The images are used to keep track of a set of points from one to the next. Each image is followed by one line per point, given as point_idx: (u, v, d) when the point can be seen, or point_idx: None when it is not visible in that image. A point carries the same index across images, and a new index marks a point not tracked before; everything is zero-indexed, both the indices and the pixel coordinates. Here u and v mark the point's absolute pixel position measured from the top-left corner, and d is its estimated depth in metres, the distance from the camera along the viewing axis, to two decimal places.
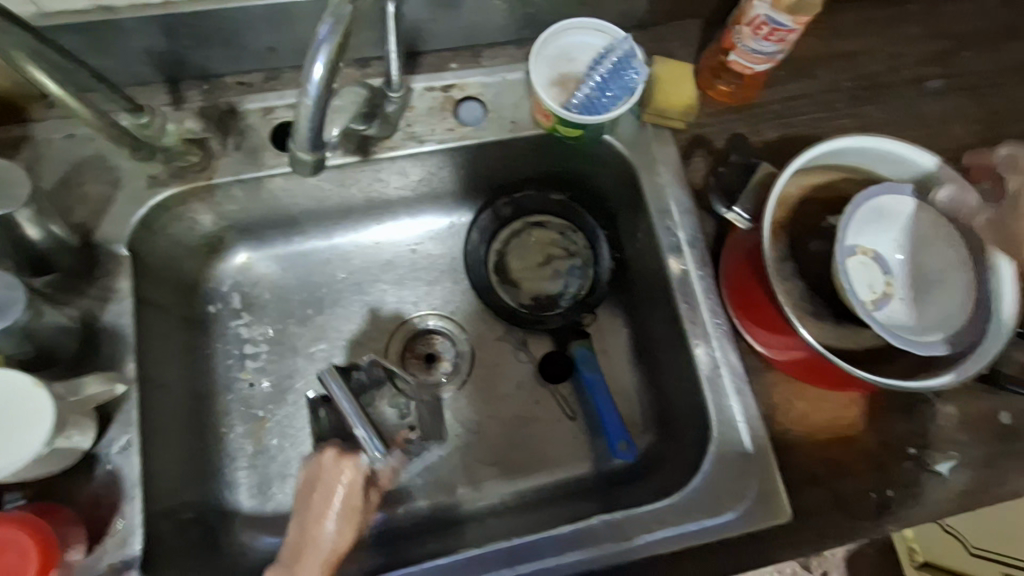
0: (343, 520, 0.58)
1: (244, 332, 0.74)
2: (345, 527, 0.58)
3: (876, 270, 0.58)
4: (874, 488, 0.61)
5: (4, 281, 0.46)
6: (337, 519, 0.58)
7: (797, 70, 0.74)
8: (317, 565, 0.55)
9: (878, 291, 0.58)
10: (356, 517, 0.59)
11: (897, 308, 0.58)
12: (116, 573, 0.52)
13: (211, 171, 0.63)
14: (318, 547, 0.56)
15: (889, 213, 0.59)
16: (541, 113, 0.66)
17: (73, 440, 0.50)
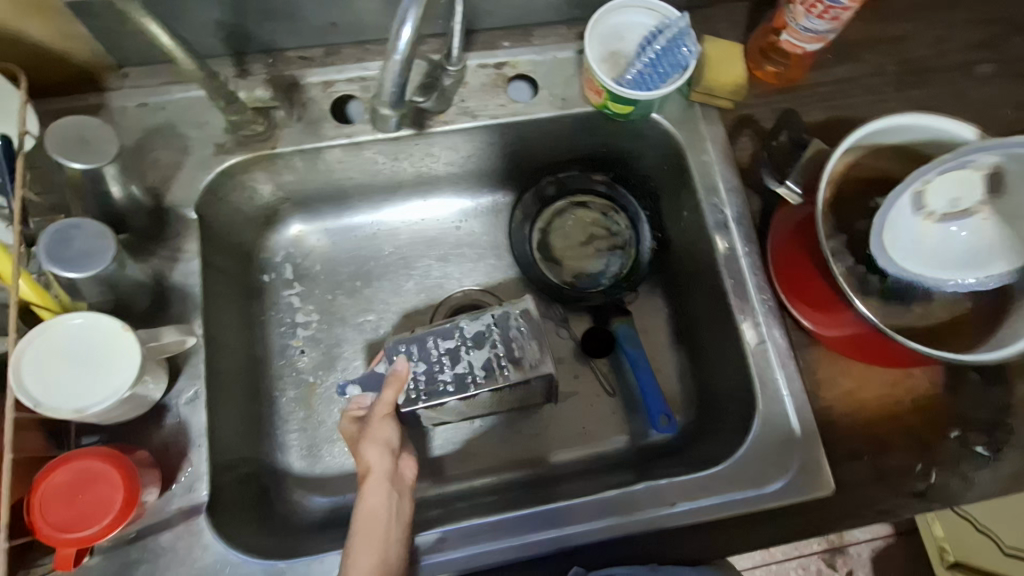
0: (380, 433, 0.58)
1: (295, 301, 0.77)
2: (384, 441, 0.58)
3: (967, 189, 0.54)
4: (920, 465, 0.61)
5: (94, 230, 0.49)
6: (375, 435, 0.58)
7: (846, 53, 0.74)
8: (382, 482, 0.55)
9: (942, 213, 0.55)
10: (389, 425, 0.59)
11: (975, 230, 0.55)
12: (185, 517, 0.55)
13: (274, 140, 0.66)
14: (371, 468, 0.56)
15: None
16: (593, 89, 0.67)
17: (148, 387, 0.53)
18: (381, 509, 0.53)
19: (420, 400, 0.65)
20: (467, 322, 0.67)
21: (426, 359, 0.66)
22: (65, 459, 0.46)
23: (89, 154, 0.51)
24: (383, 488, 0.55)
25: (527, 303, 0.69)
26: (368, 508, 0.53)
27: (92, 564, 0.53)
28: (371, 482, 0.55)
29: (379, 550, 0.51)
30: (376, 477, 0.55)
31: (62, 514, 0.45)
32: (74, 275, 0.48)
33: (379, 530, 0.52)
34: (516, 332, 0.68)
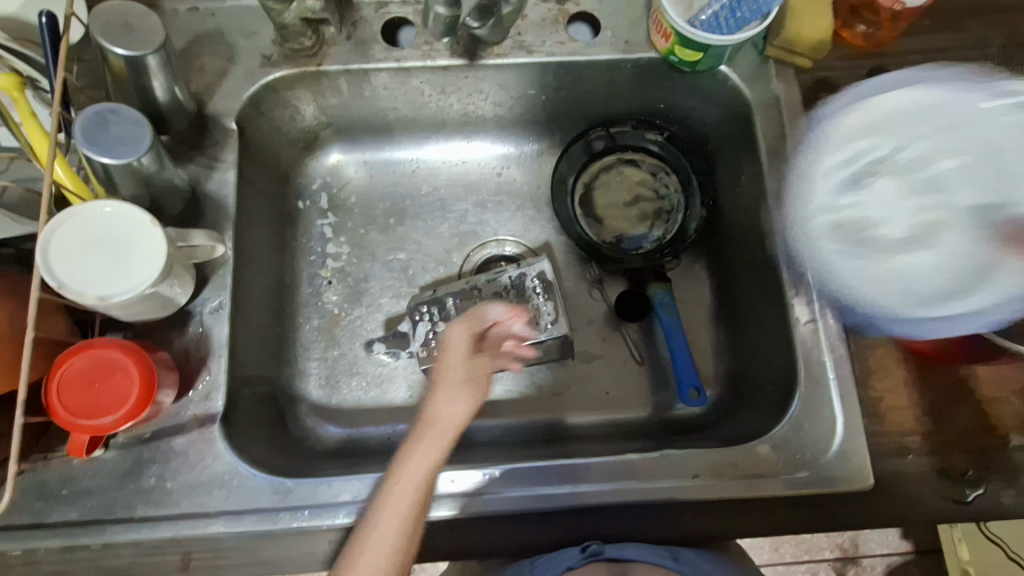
0: (459, 391, 0.54)
1: (327, 231, 0.76)
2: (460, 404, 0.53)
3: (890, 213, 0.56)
4: (971, 472, 0.56)
5: (131, 116, 0.47)
6: (451, 401, 0.53)
7: (946, 19, 0.67)
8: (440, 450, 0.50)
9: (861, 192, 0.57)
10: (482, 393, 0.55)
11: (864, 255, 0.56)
12: (200, 424, 0.55)
13: (321, 57, 0.64)
14: (429, 436, 0.51)
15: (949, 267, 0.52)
16: (660, 32, 0.62)
17: (174, 290, 0.52)
18: (423, 474, 0.49)
19: None
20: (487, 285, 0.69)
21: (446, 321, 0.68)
22: (86, 345, 0.46)
23: (133, 41, 0.49)
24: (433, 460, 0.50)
25: (542, 264, 0.69)
26: (406, 479, 0.49)
27: (108, 458, 0.53)
28: (423, 442, 0.50)
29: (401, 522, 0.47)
30: (431, 446, 0.50)
31: (79, 399, 0.45)
32: (106, 161, 0.46)
33: (410, 493, 0.48)
34: (532, 292, 0.68)
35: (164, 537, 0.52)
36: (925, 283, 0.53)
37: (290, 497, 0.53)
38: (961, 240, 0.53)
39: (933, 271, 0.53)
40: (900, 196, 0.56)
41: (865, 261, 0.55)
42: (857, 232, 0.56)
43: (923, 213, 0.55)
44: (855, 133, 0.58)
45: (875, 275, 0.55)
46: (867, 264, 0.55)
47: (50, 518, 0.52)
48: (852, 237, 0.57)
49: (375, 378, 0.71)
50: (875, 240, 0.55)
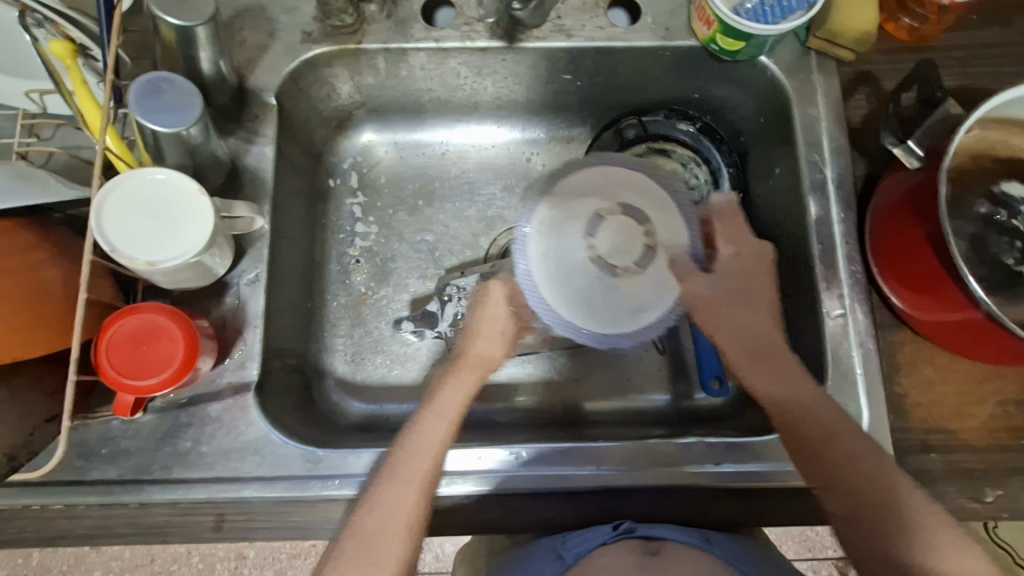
0: (484, 344, 0.58)
1: (356, 210, 0.76)
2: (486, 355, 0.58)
3: (624, 250, 0.56)
4: (996, 471, 0.56)
5: (183, 86, 0.48)
6: (483, 346, 0.58)
7: (994, 16, 0.66)
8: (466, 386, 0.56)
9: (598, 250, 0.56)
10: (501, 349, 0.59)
11: (610, 288, 0.56)
12: (235, 392, 0.56)
13: (361, 35, 0.64)
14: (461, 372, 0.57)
15: (658, 293, 0.57)
16: (703, 20, 0.62)
17: (214, 260, 0.53)
18: (451, 418, 0.54)
19: None
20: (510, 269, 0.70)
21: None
22: (134, 309, 0.47)
23: (185, 11, 0.50)
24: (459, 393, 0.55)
25: None
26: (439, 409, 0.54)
27: (147, 420, 0.55)
28: (453, 386, 0.55)
29: (424, 470, 0.51)
30: (458, 383, 0.56)
31: (126, 360, 0.46)
32: (158, 129, 0.47)
33: (434, 441, 0.52)
34: None
35: (199, 499, 0.54)
36: (626, 305, 0.56)
37: (320, 465, 0.55)
38: (657, 278, 0.57)
39: (662, 293, 0.57)
40: (613, 248, 0.56)
41: (603, 291, 0.56)
42: (586, 271, 0.56)
43: (635, 252, 0.56)
44: (568, 193, 0.59)
45: (588, 304, 0.56)
46: (554, 289, 0.56)
47: (90, 476, 0.54)
48: (584, 273, 0.56)
49: (400, 357, 0.72)
50: (563, 278, 0.56)
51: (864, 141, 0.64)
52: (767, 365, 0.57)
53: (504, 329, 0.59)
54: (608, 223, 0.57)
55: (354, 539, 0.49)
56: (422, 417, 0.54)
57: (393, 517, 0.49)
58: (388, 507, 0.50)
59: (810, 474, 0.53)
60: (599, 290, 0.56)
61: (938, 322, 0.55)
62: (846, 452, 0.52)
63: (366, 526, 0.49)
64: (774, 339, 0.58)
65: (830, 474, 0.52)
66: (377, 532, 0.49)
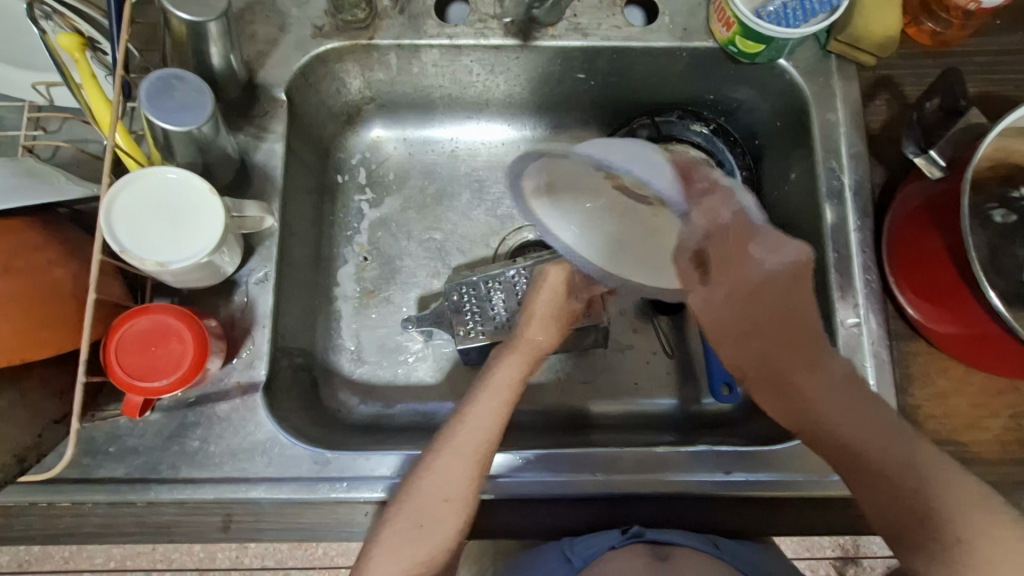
0: (541, 328, 0.60)
1: (364, 207, 0.76)
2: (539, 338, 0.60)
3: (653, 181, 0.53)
4: (1007, 485, 0.56)
5: (194, 83, 0.47)
6: (540, 326, 0.60)
7: (1019, 21, 0.64)
8: (521, 361, 0.57)
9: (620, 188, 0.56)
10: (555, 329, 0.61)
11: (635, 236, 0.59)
12: (243, 391, 0.56)
13: (373, 31, 0.63)
14: (518, 352, 0.58)
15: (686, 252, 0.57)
16: (722, 21, 0.61)
17: (224, 259, 0.53)
18: (507, 395, 0.55)
19: (477, 337, 0.67)
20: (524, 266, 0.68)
21: (484, 300, 0.68)
22: (144, 309, 0.46)
23: (196, 6, 0.49)
24: (515, 368, 0.57)
25: None
26: (498, 382, 0.55)
27: (154, 419, 0.55)
28: (507, 366, 0.57)
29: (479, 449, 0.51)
30: (514, 359, 0.57)
31: (136, 361, 0.46)
32: (168, 127, 0.46)
33: (487, 421, 0.53)
34: None
35: (207, 499, 0.54)
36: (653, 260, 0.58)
37: (329, 467, 0.54)
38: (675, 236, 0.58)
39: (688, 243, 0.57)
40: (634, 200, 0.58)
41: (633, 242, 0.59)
42: (622, 224, 0.58)
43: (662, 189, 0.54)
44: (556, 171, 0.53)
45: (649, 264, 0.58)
46: (597, 254, 0.57)
47: (97, 474, 0.53)
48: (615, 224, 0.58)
49: (407, 356, 0.72)
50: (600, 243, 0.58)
51: (882, 147, 0.63)
52: (772, 386, 0.55)
53: (556, 316, 0.61)
54: (618, 177, 0.53)
55: (410, 504, 0.50)
56: (475, 401, 0.54)
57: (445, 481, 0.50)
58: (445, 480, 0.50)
59: (852, 482, 0.50)
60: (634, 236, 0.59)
61: (954, 334, 0.54)
62: (873, 450, 0.49)
63: (406, 505, 0.50)
64: (763, 360, 0.56)
65: (863, 480, 0.49)
66: (436, 502, 0.49)
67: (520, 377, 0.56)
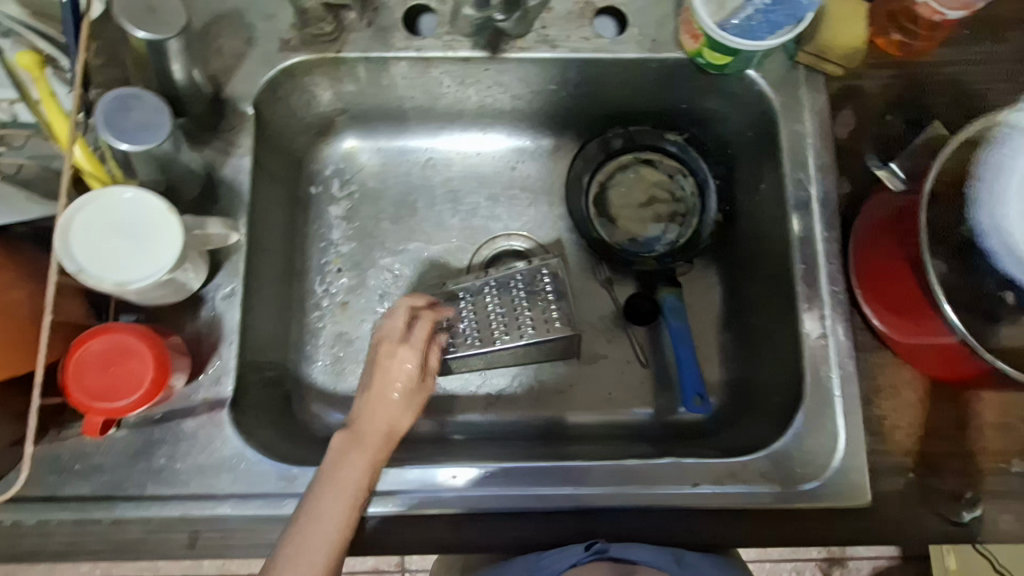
0: (394, 410, 0.56)
1: (339, 218, 0.75)
2: (392, 418, 0.55)
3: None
4: (970, 494, 0.57)
5: (152, 102, 0.47)
6: (388, 405, 0.56)
7: (986, 30, 0.64)
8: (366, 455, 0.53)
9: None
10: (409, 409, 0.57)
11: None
12: (209, 408, 0.56)
13: (340, 44, 0.63)
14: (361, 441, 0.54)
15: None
16: (690, 33, 0.61)
17: (187, 275, 0.53)
18: (350, 498, 0.51)
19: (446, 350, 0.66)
20: (494, 277, 0.68)
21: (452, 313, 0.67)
22: (104, 329, 0.46)
23: (154, 24, 0.48)
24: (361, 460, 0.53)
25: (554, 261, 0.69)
26: (343, 479, 0.51)
27: (120, 436, 0.55)
28: (349, 462, 0.52)
29: (320, 562, 0.47)
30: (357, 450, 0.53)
31: (95, 381, 0.45)
32: (127, 147, 0.46)
33: (329, 527, 0.49)
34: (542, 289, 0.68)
35: (173, 516, 0.54)
36: None
37: (294, 483, 0.55)
38: None
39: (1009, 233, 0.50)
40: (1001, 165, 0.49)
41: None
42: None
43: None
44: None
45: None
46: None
47: (63, 492, 0.53)
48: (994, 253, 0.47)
49: None
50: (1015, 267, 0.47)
51: (850, 157, 0.63)
52: None
53: (407, 391, 0.57)
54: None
55: None
56: (314, 505, 0.50)
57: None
58: None
59: None
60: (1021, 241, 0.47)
61: (918, 347, 0.55)
62: None
63: None
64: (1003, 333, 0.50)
65: None
66: None
67: (368, 474, 0.53)
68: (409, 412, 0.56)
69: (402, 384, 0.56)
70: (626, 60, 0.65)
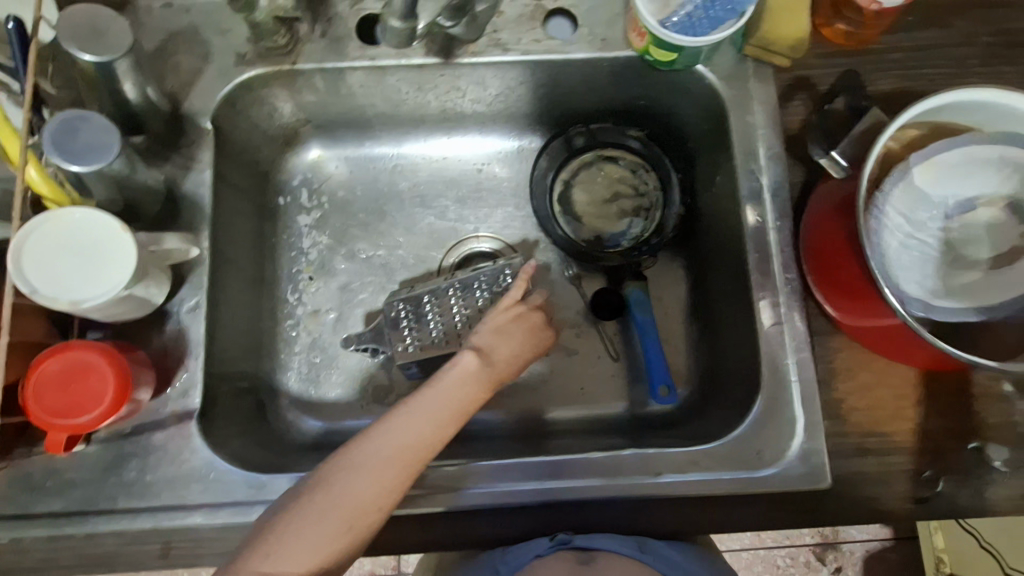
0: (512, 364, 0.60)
1: (308, 227, 0.76)
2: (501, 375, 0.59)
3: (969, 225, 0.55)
4: (928, 471, 0.58)
5: (101, 123, 0.48)
6: (509, 348, 0.60)
7: (930, 16, 0.66)
8: (485, 385, 0.57)
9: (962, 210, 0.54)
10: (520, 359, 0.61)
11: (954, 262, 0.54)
12: (178, 420, 0.57)
13: (295, 56, 0.64)
14: (487, 372, 0.57)
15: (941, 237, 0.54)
16: (636, 31, 0.62)
17: (150, 291, 0.54)
18: (457, 418, 0.54)
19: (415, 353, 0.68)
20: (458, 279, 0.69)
21: (421, 318, 0.69)
22: (63, 348, 0.47)
23: (101, 46, 0.49)
24: (480, 387, 0.56)
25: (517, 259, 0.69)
26: (460, 397, 0.55)
27: (90, 451, 0.55)
28: (471, 387, 0.56)
29: (411, 459, 0.50)
30: (481, 377, 0.57)
31: (57, 399, 0.47)
32: (78, 169, 0.47)
33: (431, 435, 0.52)
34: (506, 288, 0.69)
35: (146, 528, 0.55)
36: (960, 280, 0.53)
37: (264, 491, 0.55)
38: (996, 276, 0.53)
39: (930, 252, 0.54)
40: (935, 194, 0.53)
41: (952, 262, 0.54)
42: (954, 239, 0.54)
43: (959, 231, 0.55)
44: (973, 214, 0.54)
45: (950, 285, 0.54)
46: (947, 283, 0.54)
47: (36, 509, 0.54)
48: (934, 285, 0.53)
49: (352, 373, 0.73)
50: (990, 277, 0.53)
51: (802, 147, 0.64)
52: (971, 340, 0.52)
53: (522, 342, 0.61)
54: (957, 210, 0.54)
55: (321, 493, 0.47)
56: (425, 409, 0.53)
57: (346, 499, 0.47)
58: (355, 486, 0.48)
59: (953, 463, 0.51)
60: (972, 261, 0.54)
61: (867, 331, 0.56)
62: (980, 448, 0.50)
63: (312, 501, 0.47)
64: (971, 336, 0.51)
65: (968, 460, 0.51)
66: (331, 509, 0.46)
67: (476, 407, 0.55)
68: (514, 371, 0.61)
69: (523, 340, 0.61)
70: (578, 60, 0.66)
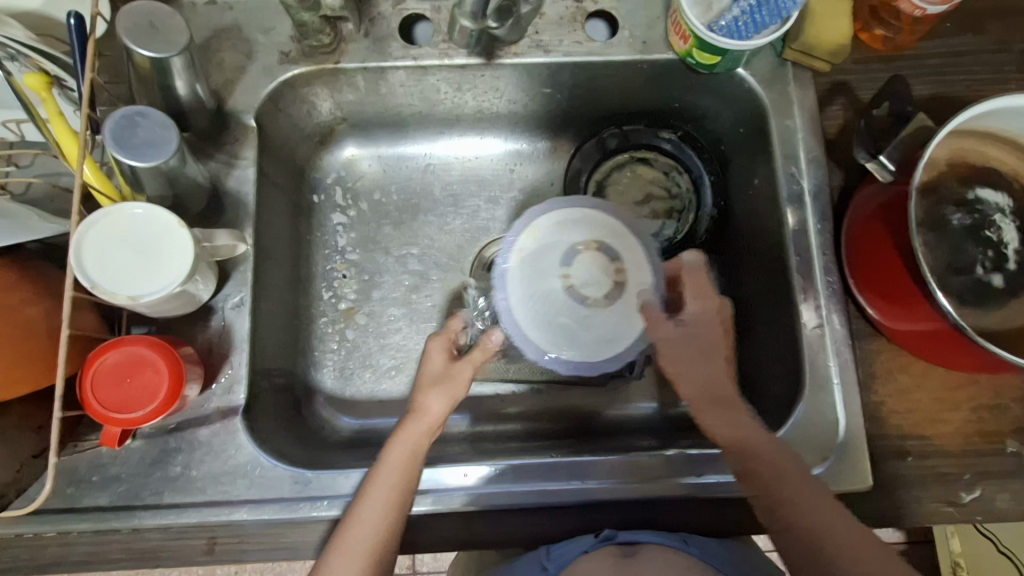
0: (433, 398, 0.57)
1: (341, 226, 0.76)
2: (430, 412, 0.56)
3: (594, 279, 0.62)
4: (966, 476, 0.58)
5: (158, 119, 0.49)
6: (431, 394, 0.57)
7: (969, 23, 0.66)
8: (420, 434, 0.55)
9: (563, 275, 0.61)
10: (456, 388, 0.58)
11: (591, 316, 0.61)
12: (223, 415, 0.57)
13: (339, 55, 0.64)
14: (415, 421, 0.56)
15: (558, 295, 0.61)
16: (678, 34, 0.63)
17: (198, 287, 0.54)
18: (397, 480, 0.53)
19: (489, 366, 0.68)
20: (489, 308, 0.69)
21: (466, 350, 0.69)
22: (117, 342, 0.48)
23: (159, 43, 0.50)
24: (412, 439, 0.55)
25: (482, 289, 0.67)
26: (390, 459, 0.54)
27: (135, 447, 0.56)
28: (398, 441, 0.55)
29: (379, 537, 0.51)
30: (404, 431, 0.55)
31: (112, 393, 0.47)
32: (134, 163, 0.48)
33: (380, 510, 0.52)
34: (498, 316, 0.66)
35: (191, 523, 0.55)
36: (590, 335, 0.61)
37: (309, 487, 0.56)
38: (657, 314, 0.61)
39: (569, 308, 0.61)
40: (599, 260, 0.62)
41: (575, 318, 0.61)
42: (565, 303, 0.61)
43: (603, 286, 0.62)
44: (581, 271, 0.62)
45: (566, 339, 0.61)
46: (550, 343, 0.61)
47: (82, 503, 0.54)
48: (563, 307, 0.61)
49: (386, 371, 0.73)
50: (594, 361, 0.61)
51: (840, 151, 0.65)
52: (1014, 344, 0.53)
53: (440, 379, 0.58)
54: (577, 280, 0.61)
55: None
56: (374, 484, 0.53)
57: None
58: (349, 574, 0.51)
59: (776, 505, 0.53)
60: (602, 322, 0.61)
61: (909, 333, 0.57)
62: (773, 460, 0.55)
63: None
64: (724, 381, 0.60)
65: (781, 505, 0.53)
66: None
67: (412, 454, 0.54)
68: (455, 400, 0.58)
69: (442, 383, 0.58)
70: (619, 62, 0.66)
